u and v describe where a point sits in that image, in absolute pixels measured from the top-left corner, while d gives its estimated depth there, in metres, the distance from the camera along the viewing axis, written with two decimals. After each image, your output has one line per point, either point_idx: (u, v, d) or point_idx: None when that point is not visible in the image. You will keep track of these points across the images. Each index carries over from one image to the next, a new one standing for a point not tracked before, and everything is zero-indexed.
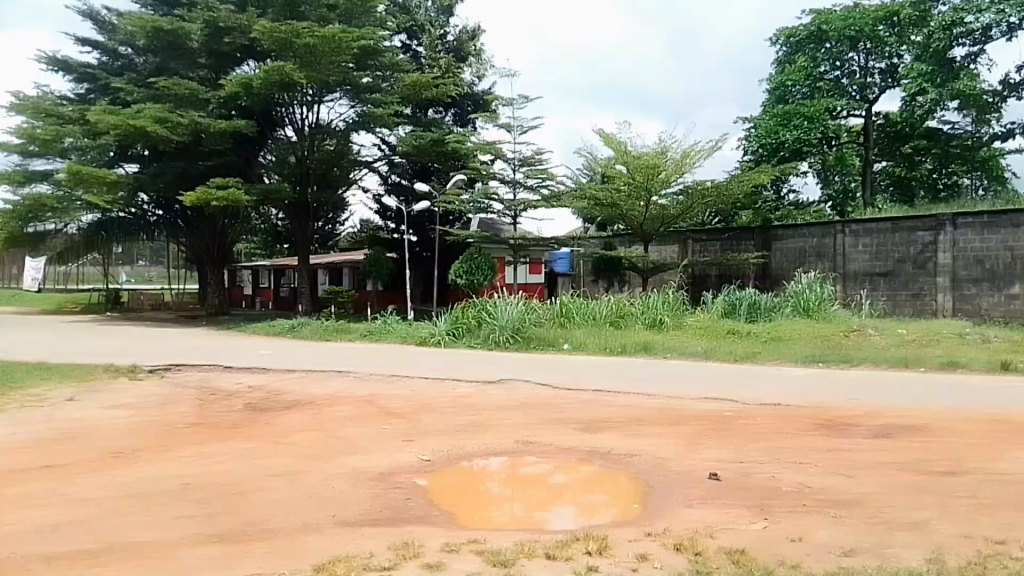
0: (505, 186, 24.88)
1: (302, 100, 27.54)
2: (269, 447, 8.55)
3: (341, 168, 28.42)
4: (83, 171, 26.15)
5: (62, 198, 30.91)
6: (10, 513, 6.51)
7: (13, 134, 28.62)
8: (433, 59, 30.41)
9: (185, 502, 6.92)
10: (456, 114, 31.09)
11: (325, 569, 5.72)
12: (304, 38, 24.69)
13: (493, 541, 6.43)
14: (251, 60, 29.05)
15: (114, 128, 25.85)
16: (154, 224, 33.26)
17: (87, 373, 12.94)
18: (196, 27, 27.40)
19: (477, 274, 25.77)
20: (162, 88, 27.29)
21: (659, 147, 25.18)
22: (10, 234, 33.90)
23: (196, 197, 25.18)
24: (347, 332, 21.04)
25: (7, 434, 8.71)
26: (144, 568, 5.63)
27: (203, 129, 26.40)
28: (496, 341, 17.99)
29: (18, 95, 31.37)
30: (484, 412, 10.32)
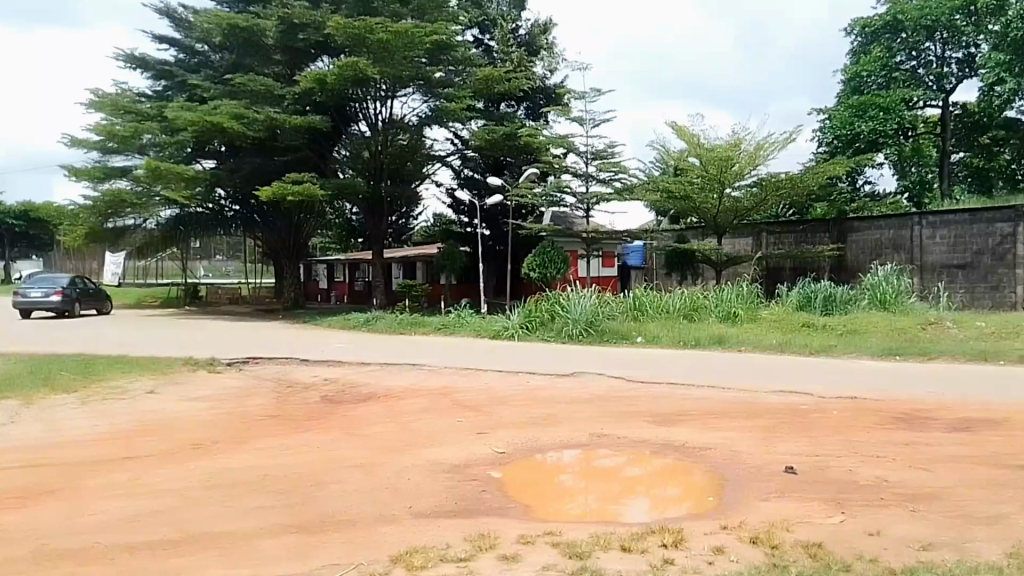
0: (578, 179, 24.87)
1: (376, 95, 27.40)
2: (344, 439, 8.67)
3: (415, 162, 28.65)
4: (162, 167, 26.46)
5: (141, 194, 30.58)
6: (98, 500, 6.66)
7: (93, 130, 28.61)
8: (504, 53, 30.33)
9: (265, 491, 7.02)
10: (528, 108, 30.96)
11: (403, 560, 5.79)
12: (378, 34, 24.92)
13: (568, 533, 6.46)
14: (325, 56, 29.21)
15: (191, 124, 26.23)
16: (231, 220, 33.41)
17: (167, 365, 13.21)
18: (271, 24, 27.61)
19: (550, 269, 25.69)
20: (239, 86, 27.87)
21: (732, 139, 25.21)
22: (89, 230, 32.87)
23: (272, 192, 25.49)
24: (421, 325, 21.25)
25: (89, 425, 8.93)
26: (228, 559, 5.73)
27: (278, 125, 26.72)
28: (569, 334, 17.97)
29: (96, 92, 31.53)
30: (555, 405, 10.37)
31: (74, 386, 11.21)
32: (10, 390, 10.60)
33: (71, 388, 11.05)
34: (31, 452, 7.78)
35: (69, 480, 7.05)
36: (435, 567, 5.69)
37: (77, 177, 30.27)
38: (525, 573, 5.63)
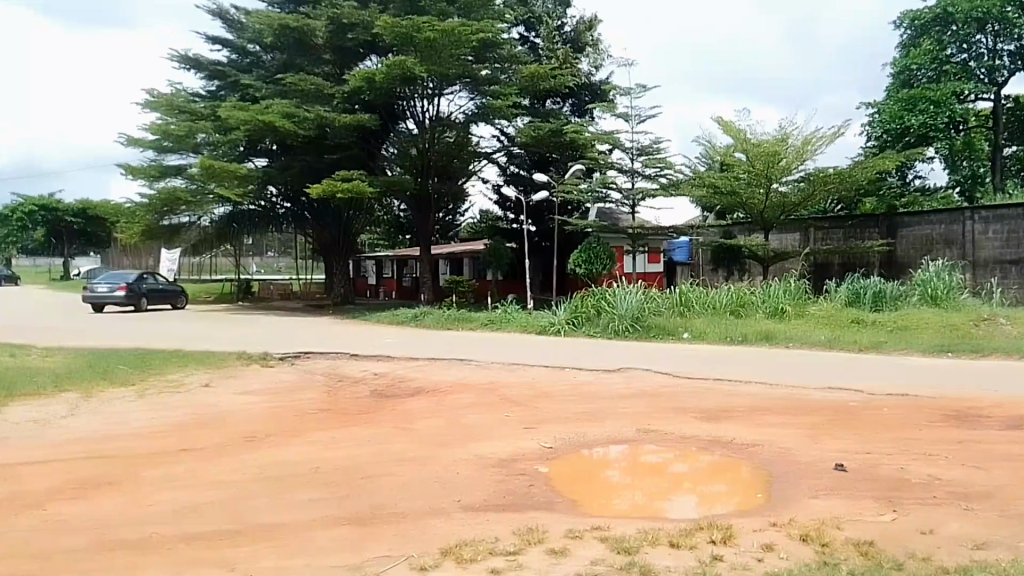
0: (623, 175, 24.82)
1: (423, 93, 27.83)
2: (395, 432, 8.76)
3: (461, 159, 29.11)
4: (215, 165, 26.53)
5: (195, 192, 30.40)
6: (157, 492, 6.79)
7: (148, 129, 29.04)
8: (550, 50, 30.31)
9: (317, 483, 7.10)
10: (573, 104, 31.10)
11: (452, 553, 5.83)
12: (426, 32, 25.13)
13: (616, 528, 6.45)
14: (373, 55, 29.52)
15: (243, 123, 26.55)
16: (282, 216, 34.07)
17: (222, 360, 13.44)
18: (320, 24, 27.95)
19: (595, 264, 26.34)
20: (289, 85, 28.15)
21: (779, 134, 25.13)
22: (146, 227, 33.04)
23: (322, 190, 25.74)
24: (468, 320, 21.40)
25: (146, 418, 9.12)
26: (280, 551, 5.81)
27: (328, 123, 27.05)
28: (616, 330, 18.03)
29: (151, 92, 32.13)
30: (601, 401, 10.37)
31: (131, 379, 11.48)
32: (72, 384, 10.89)
33: (129, 382, 11.29)
34: (92, 444, 7.96)
35: (127, 472, 7.19)
36: (484, 560, 5.72)
37: (132, 176, 30.34)
38: (575, 567, 5.63)
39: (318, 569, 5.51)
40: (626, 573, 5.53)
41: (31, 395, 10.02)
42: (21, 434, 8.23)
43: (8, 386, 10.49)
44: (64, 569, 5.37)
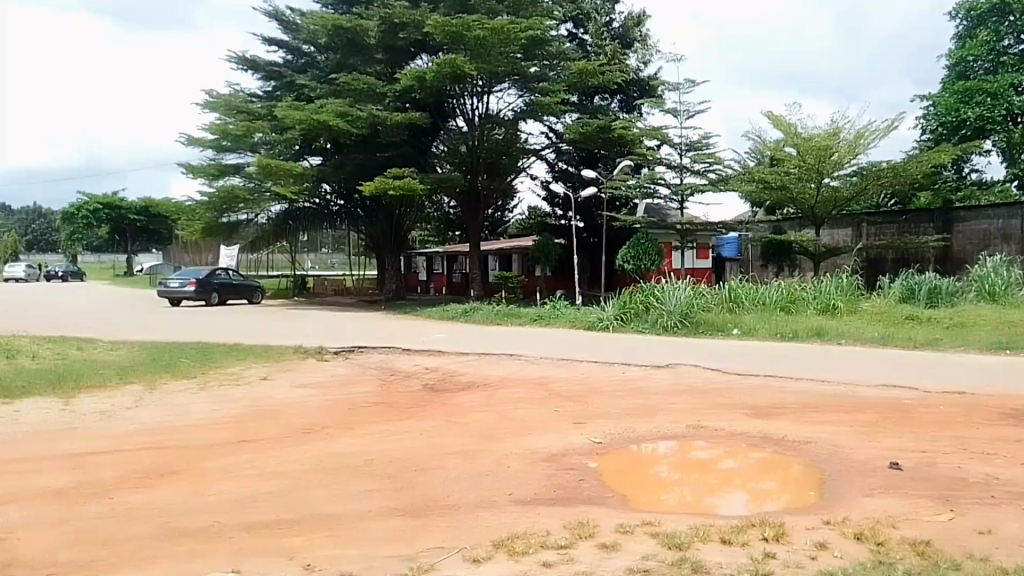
0: (672, 171, 24.75)
1: (473, 91, 28.29)
2: (447, 426, 8.87)
3: (510, 156, 28.99)
4: (272, 163, 27.03)
5: (252, 189, 31.25)
6: (219, 481, 6.97)
7: (209, 129, 29.81)
8: (599, 46, 30.42)
9: (372, 475, 7.23)
10: (621, 100, 31.14)
11: (504, 545, 5.88)
12: (476, 31, 25.35)
13: (666, 524, 6.42)
14: (424, 54, 29.70)
15: (299, 122, 26.92)
16: (336, 214, 34.54)
17: (279, 353, 13.75)
18: (373, 24, 28.33)
19: (645, 259, 26.00)
20: (342, 85, 28.52)
21: (830, 128, 24.74)
22: (206, 224, 33.39)
23: (375, 186, 26.11)
24: (518, 316, 21.49)
25: (206, 410, 9.37)
26: (336, 541, 5.92)
27: (380, 122, 27.42)
28: (665, 326, 17.96)
29: (211, 93, 32.81)
30: (650, 397, 10.37)
31: (192, 372, 11.82)
32: (136, 376, 11.25)
33: (192, 374, 11.64)
34: (155, 434, 8.21)
35: (186, 463, 7.37)
36: (536, 553, 5.76)
37: (194, 174, 31.05)
38: (626, 562, 5.64)
39: (374, 560, 5.60)
40: (678, 568, 5.51)
41: (98, 386, 10.37)
42: (90, 424, 8.54)
43: (77, 377, 10.89)
44: (132, 556, 5.54)
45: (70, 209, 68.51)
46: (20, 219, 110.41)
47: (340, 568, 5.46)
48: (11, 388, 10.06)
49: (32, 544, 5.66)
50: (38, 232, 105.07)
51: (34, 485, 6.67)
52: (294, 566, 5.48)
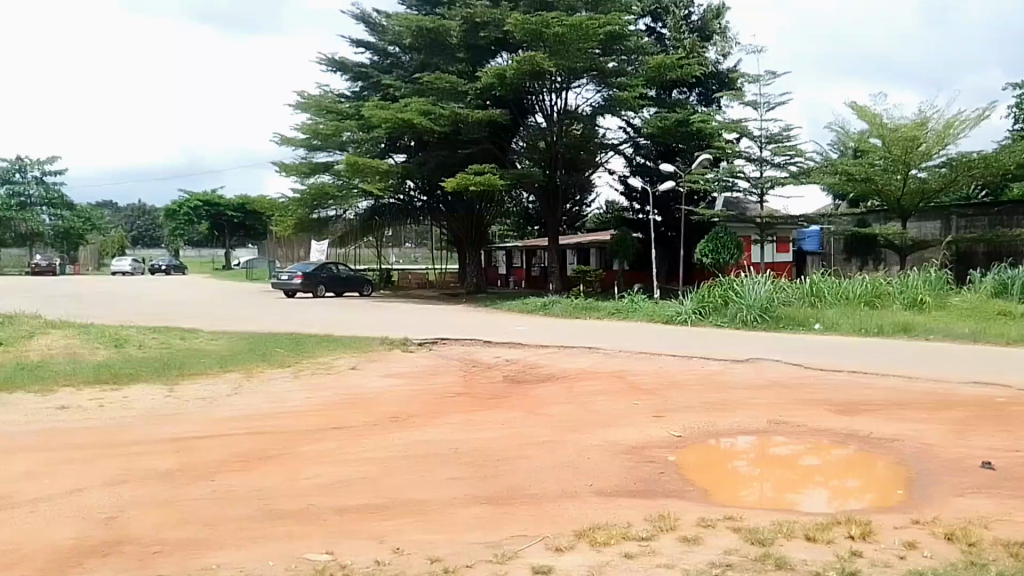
0: (752, 164, 24.37)
1: (552, 87, 28.30)
2: (528, 417, 9.03)
3: (588, 151, 29.30)
4: (360, 162, 27.84)
5: (342, 187, 31.82)
6: (310, 466, 7.23)
7: (300, 129, 30.62)
8: (677, 40, 30.31)
9: (457, 463, 7.40)
10: (700, 94, 30.83)
11: (586, 535, 5.96)
12: (555, 28, 25.58)
13: (749, 519, 6.37)
14: (504, 51, 29.96)
15: (385, 121, 27.78)
16: (419, 210, 34.98)
17: (366, 344, 14.17)
18: (456, 24, 28.73)
19: (724, 253, 26.28)
20: (425, 84, 29.08)
21: (918, 119, 24.66)
22: (297, 220, 34.46)
23: (456, 183, 26.62)
24: (595, 309, 21.57)
25: (299, 397, 9.79)
26: (424, 526, 6.11)
27: (461, 119, 27.89)
28: (744, 320, 17.84)
29: (303, 94, 33.50)
30: (731, 391, 10.33)
31: (286, 361, 12.32)
32: (234, 365, 11.79)
33: (285, 363, 12.13)
34: (254, 420, 8.61)
35: (281, 448, 7.70)
36: (618, 544, 5.81)
37: (286, 171, 31.71)
38: (709, 556, 5.63)
39: (459, 545, 5.76)
40: (762, 563, 5.46)
41: (200, 374, 10.93)
42: (193, 410, 9.03)
43: (180, 366, 11.50)
44: (232, 536, 5.84)
45: (173, 205, 71.66)
46: (129, 215, 114.43)
47: (428, 552, 5.63)
48: (122, 375, 10.70)
49: (145, 520, 6.03)
50: (142, 227, 107.80)
51: (144, 466, 7.09)
52: (384, 550, 5.68)
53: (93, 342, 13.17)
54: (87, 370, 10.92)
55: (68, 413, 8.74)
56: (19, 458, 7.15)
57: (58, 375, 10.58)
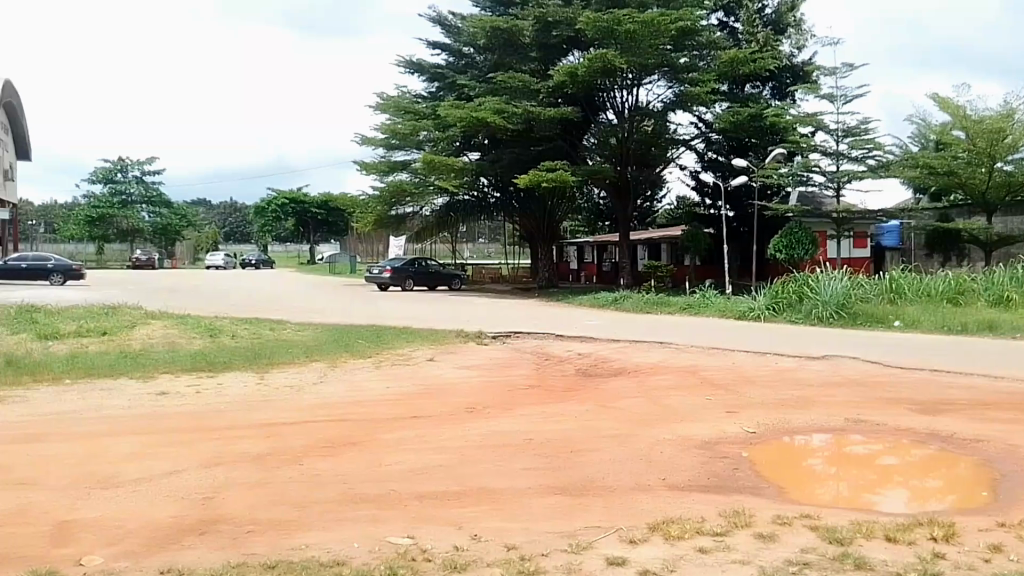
0: (827, 158, 23.84)
1: (623, 84, 28.33)
2: (601, 410, 9.15)
3: (659, 147, 29.03)
4: (436, 159, 28.29)
5: (418, 184, 32.46)
6: (392, 454, 7.49)
7: (379, 130, 31.49)
8: (750, 34, 29.91)
9: (532, 454, 7.55)
10: (773, 88, 30.63)
11: (660, 529, 5.98)
12: (626, 25, 25.57)
13: (827, 517, 6.27)
14: (575, 50, 30.14)
15: (460, 120, 28.14)
16: (492, 206, 35.30)
17: (443, 336, 14.52)
18: (528, 24, 28.89)
19: (798, 249, 26.01)
20: (499, 83, 29.41)
21: (1004, 109, 23.80)
22: (376, 216, 35.27)
23: (529, 179, 26.76)
24: (666, 305, 21.51)
25: (381, 387, 10.15)
26: (500, 514, 6.27)
27: (533, 117, 28.23)
28: (819, 316, 17.64)
29: (382, 96, 34.30)
30: (806, 388, 10.20)
31: (367, 352, 12.72)
32: (318, 355, 12.26)
33: (366, 353, 12.55)
34: (339, 408, 8.98)
35: (363, 435, 8.02)
36: (693, 538, 5.81)
37: (366, 170, 32.52)
38: (785, 553, 5.56)
39: (534, 534, 5.88)
40: (841, 562, 5.35)
41: (288, 364, 11.42)
42: (283, 397, 9.49)
43: (270, 355, 12.04)
44: (317, 517, 6.11)
45: (263, 203, 74.27)
46: (225, 206, 117.78)
47: (504, 540, 5.78)
48: (217, 364, 11.27)
49: (239, 500, 6.38)
50: (233, 224, 110.56)
51: (236, 449, 7.49)
52: (462, 536, 5.85)
53: (189, 332, 13.92)
54: (185, 359, 11.55)
55: (169, 398, 9.28)
56: (127, 440, 7.66)
57: (160, 363, 11.23)
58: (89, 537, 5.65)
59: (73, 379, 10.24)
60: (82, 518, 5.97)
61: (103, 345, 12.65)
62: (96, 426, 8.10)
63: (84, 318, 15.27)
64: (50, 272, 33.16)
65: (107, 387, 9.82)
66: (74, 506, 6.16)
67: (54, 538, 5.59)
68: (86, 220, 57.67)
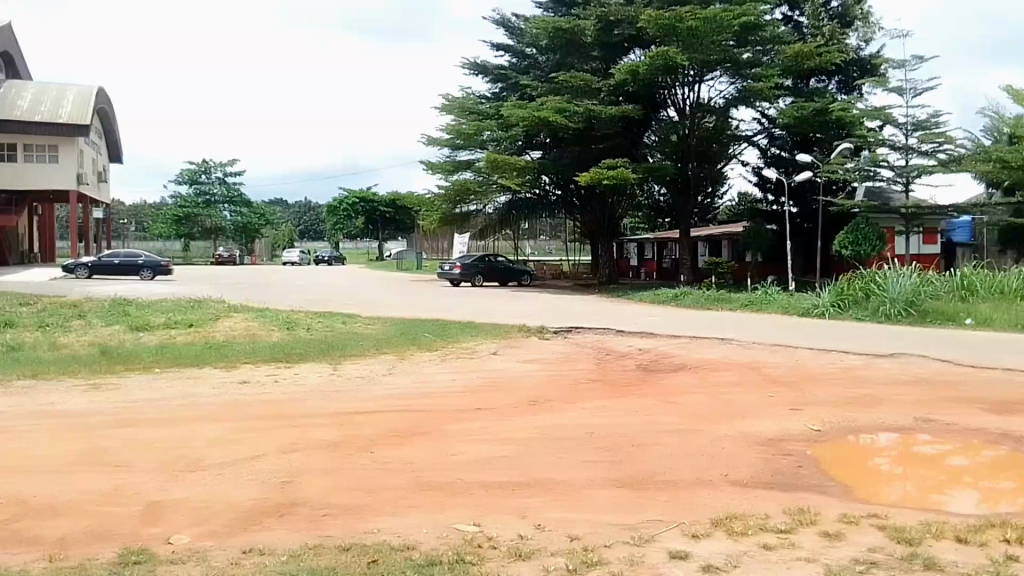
0: (895, 152, 23.18)
1: (684, 81, 28.34)
2: (662, 405, 9.23)
3: (720, 144, 29.44)
4: (500, 159, 28.62)
5: (482, 183, 33.02)
6: (459, 444, 7.73)
7: (443, 130, 31.95)
8: (815, 28, 29.48)
9: (595, 448, 7.67)
10: (839, 82, 30.16)
11: (723, 524, 6.00)
12: (688, 21, 25.50)
13: (895, 517, 6.17)
14: (637, 48, 30.08)
15: (522, 120, 28.41)
16: (554, 204, 35.51)
17: (506, 331, 14.75)
18: (591, 24, 28.91)
19: (864, 245, 25.29)
20: (560, 83, 29.63)
21: None
22: (441, 215, 35.61)
23: (590, 177, 26.85)
24: (726, 301, 21.33)
25: (447, 380, 10.45)
26: (563, 505, 6.42)
27: (594, 115, 28.23)
28: (887, 314, 17.28)
29: (446, 97, 34.80)
30: (873, 387, 10.03)
31: (432, 346, 13.06)
32: (387, 347, 12.66)
33: (431, 347, 12.89)
34: (408, 399, 9.29)
35: (432, 425, 8.30)
36: (757, 535, 5.81)
37: (431, 170, 33.02)
38: (851, 552, 5.50)
39: (597, 526, 5.99)
40: (909, 563, 5.28)
41: (359, 356, 11.83)
42: (356, 387, 9.87)
43: (342, 347, 12.49)
44: (388, 504, 6.37)
45: (334, 202, 76.08)
46: (301, 207, 121.16)
47: (567, 531, 5.91)
48: (294, 355, 11.78)
49: (313, 485, 6.69)
50: (308, 222, 112.99)
51: (311, 437, 7.85)
52: (526, 525, 6.01)
53: (267, 324, 14.56)
54: (264, 350, 12.10)
55: (250, 387, 9.76)
56: (212, 426, 8.12)
57: (242, 354, 11.81)
58: (176, 517, 6.02)
59: (163, 368, 10.87)
60: (172, 498, 6.38)
61: (189, 336, 13.36)
62: (184, 412, 8.61)
63: (172, 311, 16.14)
64: (140, 267, 35.10)
65: (194, 376, 10.39)
66: (163, 487, 6.58)
67: (146, 517, 6.00)
68: (172, 219, 60.37)
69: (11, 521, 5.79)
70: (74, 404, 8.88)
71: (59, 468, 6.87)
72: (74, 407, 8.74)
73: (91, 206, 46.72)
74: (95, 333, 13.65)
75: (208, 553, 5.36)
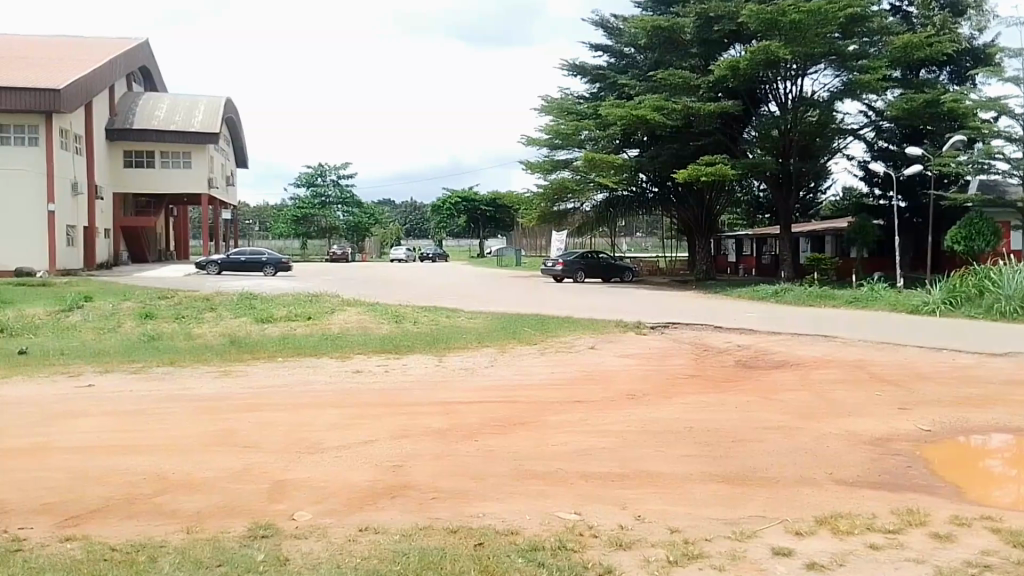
0: (1012, 144, 21.82)
1: (786, 75, 27.50)
2: (762, 401, 9.20)
3: (824, 138, 28.11)
4: (596, 157, 28.68)
5: (580, 180, 33.16)
6: (562, 435, 7.98)
7: (541, 129, 32.23)
8: (925, 17, 28.29)
9: (694, 443, 7.75)
10: (951, 72, 28.88)
11: (828, 523, 5.97)
12: (792, 15, 24.78)
13: (1010, 520, 5.97)
14: (737, 44, 29.53)
15: (619, 119, 28.41)
16: (651, 202, 35.30)
17: (602, 326, 14.91)
18: (690, 21, 28.78)
19: (977, 241, 24.54)
20: (658, 81, 29.30)
21: None
22: (540, 213, 35.89)
23: (687, 174, 26.66)
24: (831, 298, 20.75)
25: (547, 372, 10.73)
26: (663, 496, 6.56)
27: (693, 113, 27.89)
28: (1002, 311, 16.51)
29: (546, 98, 35.06)
30: (987, 387, 9.61)
31: (533, 339, 13.39)
32: (490, 341, 13.06)
33: (531, 341, 13.23)
34: (512, 391, 9.62)
35: (534, 417, 8.58)
36: (863, 534, 5.76)
37: (529, 169, 33.42)
38: (964, 554, 5.38)
39: (697, 519, 6.09)
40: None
41: (463, 349, 12.26)
42: (463, 379, 10.28)
43: (447, 341, 12.96)
44: (496, 490, 6.68)
45: (437, 202, 77.87)
46: (403, 207, 124.67)
47: (667, 522, 6.04)
48: (402, 347, 12.35)
49: (423, 470, 7.10)
50: (412, 221, 116.09)
51: (421, 425, 8.27)
52: (627, 515, 6.17)
53: (377, 317, 15.24)
54: (377, 342, 12.73)
55: (363, 377, 10.32)
56: (330, 412, 8.67)
57: (356, 345, 12.49)
58: (298, 495, 6.52)
59: (285, 358, 11.62)
60: (295, 477, 6.92)
61: (307, 328, 14.19)
62: (303, 399, 9.22)
63: (291, 304, 17.15)
64: (264, 265, 36.73)
65: (314, 366, 11.07)
66: (287, 467, 7.13)
67: (273, 494, 6.53)
68: (292, 219, 63.51)
69: (155, 495, 6.43)
70: (210, 389, 9.68)
71: (197, 447, 7.56)
72: (209, 391, 9.53)
73: (219, 207, 49.84)
74: (225, 324, 14.69)
75: (329, 530, 5.79)
